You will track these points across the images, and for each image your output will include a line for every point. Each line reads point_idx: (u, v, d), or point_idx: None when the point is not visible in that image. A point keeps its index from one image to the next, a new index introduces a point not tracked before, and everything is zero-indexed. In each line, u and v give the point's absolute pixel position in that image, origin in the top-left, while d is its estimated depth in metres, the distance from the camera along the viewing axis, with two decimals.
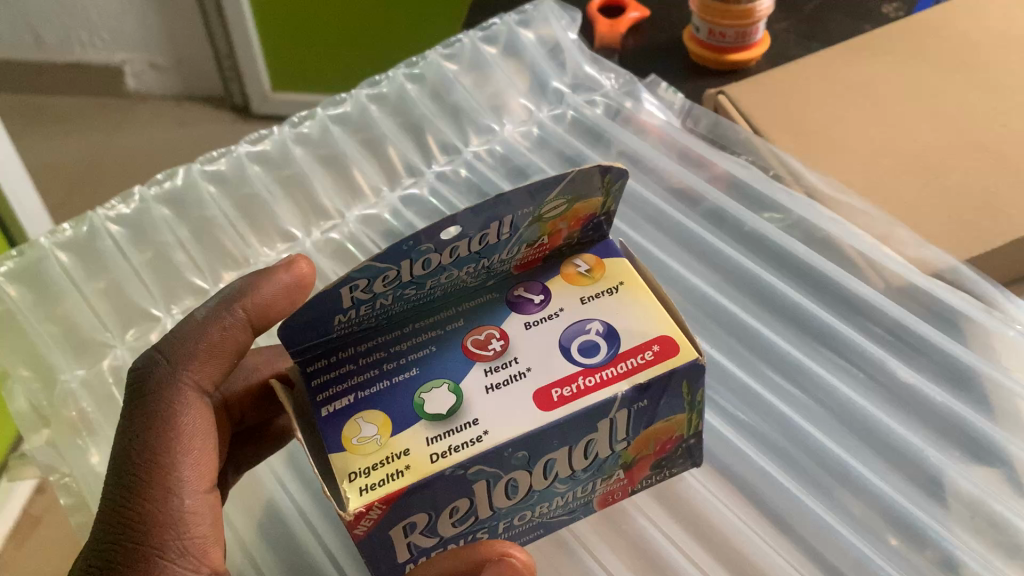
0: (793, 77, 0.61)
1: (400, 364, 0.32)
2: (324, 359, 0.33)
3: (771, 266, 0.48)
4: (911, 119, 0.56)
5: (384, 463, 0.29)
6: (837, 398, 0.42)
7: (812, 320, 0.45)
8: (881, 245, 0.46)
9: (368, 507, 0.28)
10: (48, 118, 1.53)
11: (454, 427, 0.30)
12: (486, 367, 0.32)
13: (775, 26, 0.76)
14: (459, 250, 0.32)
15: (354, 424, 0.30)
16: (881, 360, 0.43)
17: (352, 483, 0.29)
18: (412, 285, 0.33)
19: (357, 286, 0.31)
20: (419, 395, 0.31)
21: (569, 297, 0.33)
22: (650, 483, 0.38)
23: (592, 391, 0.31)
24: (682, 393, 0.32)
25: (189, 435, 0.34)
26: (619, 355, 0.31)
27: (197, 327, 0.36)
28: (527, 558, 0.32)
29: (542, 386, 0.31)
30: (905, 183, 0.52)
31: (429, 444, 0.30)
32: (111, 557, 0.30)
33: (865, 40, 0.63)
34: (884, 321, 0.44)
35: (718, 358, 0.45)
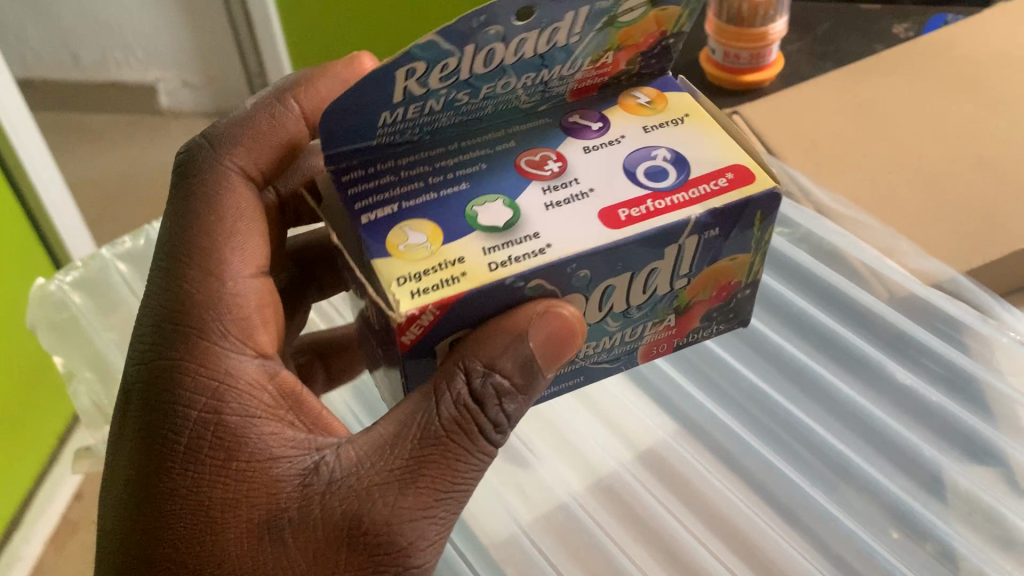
0: (803, 95, 0.64)
1: (451, 180, 0.33)
2: (363, 168, 0.34)
3: (784, 281, 0.52)
4: (916, 135, 0.59)
5: (435, 270, 0.30)
6: (842, 401, 0.45)
7: (821, 330, 0.49)
8: (884, 257, 0.50)
9: (421, 311, 0.29)
10: (86, 133, 1.57)
11: (515, 239, 0.31)
12: (544, 187, 0.33)
13: (789, 47, 0.79)
14: (524, 52, 0.32)
15: (400, 233, 0.31)
16: (881, 365, 0.46)
17: (402, 287, 0.29)
18: (467, 90, 0.33)
19: (416, 73, 0.31)
20: (473, 209, 0.32)
21: (631, 125, 0.35)
22: (694, 340, 0.39)
23: (660, 214, 0.32)
24: (753, 225, 0.33)
25: (236, 232, 0.38)
26: (689, 180, 0.33)
27: (243, 119, 0.41)
28: (578, 315, 0.32)
29: (609, 208, 0.32)
30: (907, 198, 0.55)
31: (487, 253, 0.30)
32: (161, 337, 0.35)
33: (873, 61, 0.66)
34: (886, 329, 0.48)
35: (733, 366, 0.48)
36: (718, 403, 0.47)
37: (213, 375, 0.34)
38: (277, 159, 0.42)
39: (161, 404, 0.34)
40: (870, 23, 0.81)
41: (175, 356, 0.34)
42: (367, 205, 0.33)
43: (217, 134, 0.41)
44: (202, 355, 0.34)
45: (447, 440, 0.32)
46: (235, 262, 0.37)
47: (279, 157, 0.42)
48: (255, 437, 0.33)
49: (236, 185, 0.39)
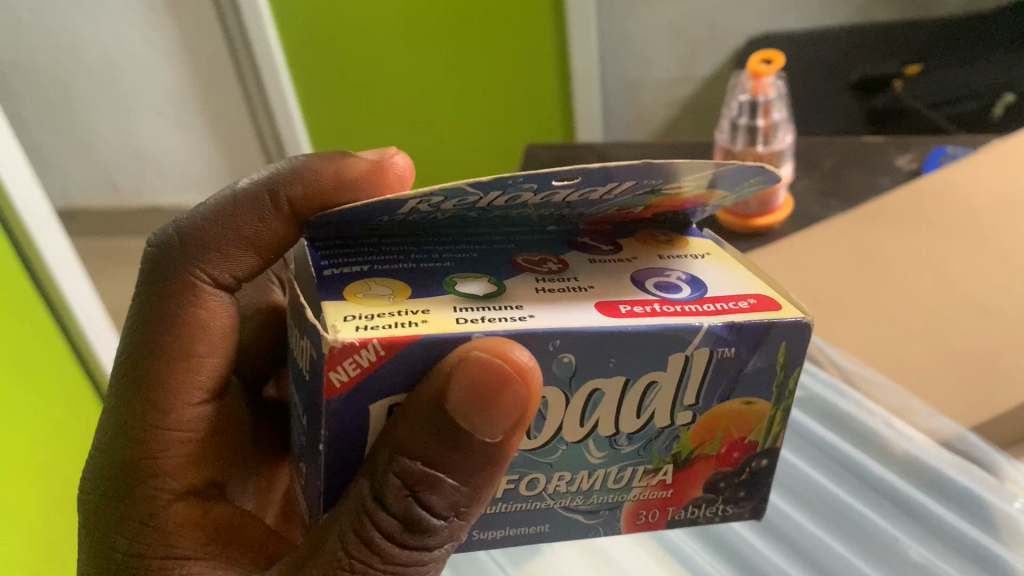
0: (811, 254, 0.66)
1: (434, 258, 0.34)
2: (345, 242, 0.35)
3: (794, 445, 0.54)
4: (919, 285, 0.61)
5: (396, 317, 0.29)
6: (855, 571, 0.47)
7: (831, 498, 0.50)
8: (893, 420, 0.53)
9: (364, 344, 0.27)
10: (122, 262, 1.57)
11: (493, 306, 0.30)
12: (538, 276, 0.33)
13: (798, 184, 0.83)
14: (553, 199, 0.32)
15: (366, 286, 0.31)
16: (893, 537, 0.48)
17: (350, 323, 0.28)
18: (478, 212, 0.34)
19: (430, 202, 0.31)
20: (451, 280, 0.32)
21: (646, 254, 0.36)
22: (693, 515, 0.36)
23: (667, 315, 0.31)
24: (778, 360, 0.32)
25: (201, 367, 0.38)
26: (710, 301, 0.32)
27: (220, 217, 0.39)
28: (524, 363, 0.28)
29: (609, 301, 0.31)
30: (915, 349, 0.57)
31: (457, 313, 0.30)
32: (118, 472, 0.37)
33: (875, 208, 0.69)
34: (896, 497, 0.50)
35: (747, 530, 0.50)
36: (733, 572, 0.48)
37: (152, 518, 0.36)
38: (250, 267, 0.40)
39: (98, 542, 0.37)
40: (875, 157, 0.84)
41: (112, 500, 0.37)
42: (327, 268, 0.33)
43: (187, 233, 0.39)
44: (136, 499, 0.37)
45: (361, 536, 0.31)
46: (189, 394, 0.38)
47: (254, 264, 0.40)
48: None
49: (204, 304, 0.38)
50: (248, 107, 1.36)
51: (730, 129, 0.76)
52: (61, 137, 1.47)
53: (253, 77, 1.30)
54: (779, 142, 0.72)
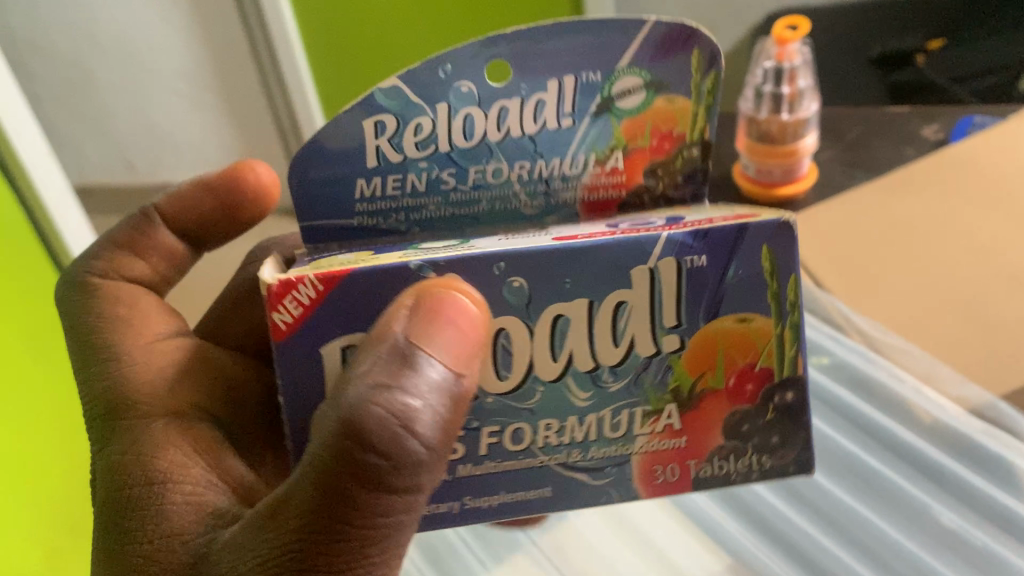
0: (836, 222, 0.65)
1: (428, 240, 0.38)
2: (343, 242, 0.39)
3: (824, 416, 0.53)
4: (946, 253, 0.60)
5: (339, 267, 0.33)
6: (889, 543, 0.46)
7: (861, 467, 0.50)
8: (922, 387, 0.51)
9: (298, 281, 0.32)
10: None
11: (447, 250, 0.34)
12: (508, 239, 0.36)
13: (821, 156, 0.81)
14: (509, 129, 0.38)
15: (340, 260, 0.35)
16: (925, 505, 0.47)
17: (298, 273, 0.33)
18: (451, 169, 0.39)
19: (397, 133, 0.37)
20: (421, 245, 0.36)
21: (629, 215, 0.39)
22: (717, 472, 0.36)
23: (621, 235, 0.33)
24: (763, 261, 0.33)
25: (133, 323, 0.42)
26: (680, 223, 0.35)
27: (107, 238, 0.47)
28: (475, 298, 0.32)
29: (561, 239, 0.35)
30: (945, 319, 0.55)
31: (407, 258, 0.34)
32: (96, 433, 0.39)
33: (900, 178, 0.68)
34: (927, 464, 0.48)
35: (779, 505, 0.49)
36: (764, 542, 0.48)
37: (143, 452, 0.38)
38: (148, 257, 0.47)
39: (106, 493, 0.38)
40: (900, 127, 0.83)
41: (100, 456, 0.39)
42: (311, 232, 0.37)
43: (86, 257, 0.46)
44: (118, 438, 0.39)
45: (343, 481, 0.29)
46: (129, 341, 0.41)
47: (151, 255, 0.47)
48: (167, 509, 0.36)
49: (106, 280, 0.44)
50: (263, 85, 1.35)
51: (755, 97, 0.74)
52: (76, 116, 1.46)
53: (268, 54, 1.29)
54: (805, 109, 0.71)
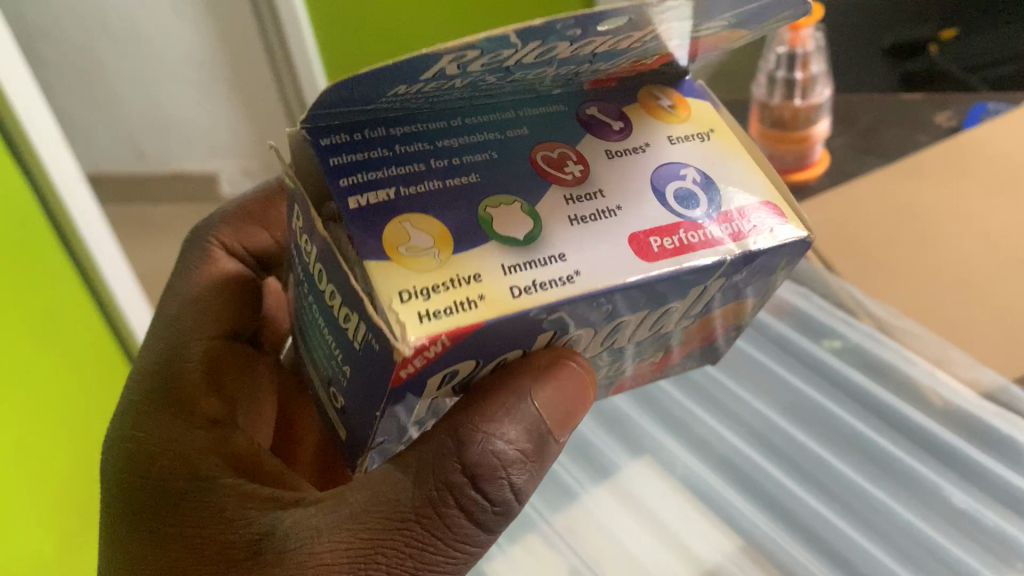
0: (848, 207, 0.65)
1: (458, 168, 0.30)
2: (348, 133, 0.30)
3: (835, 395, 0.53)
4: (959, 239, 0.60)
5: (451, 286, 0.26)
6: (897, 521, 0.46)
7: (873, 448, 0.50)
8: (935, 371, 0.52)
9: (431, 340, 0.25)
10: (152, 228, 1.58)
11: (537, 259, 0.28)
12: (568, 194, 0.30)
13: (833, 141, 0.81)
14: (592, 45, 0.28)
15: (402, 229, 0.27)
16: (937, 486, 0.47)
17: (407, 305, 0.26)
18: (498, 74, 0.29)
19: (466, 58, 0.26)
20: (485, 209, 0.29)
21: (655, 134, 0.33)
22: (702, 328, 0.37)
23: (696, 248, 0.29)
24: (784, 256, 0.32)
25: (212, 311, 0.43)
26: (726, 209, 0.31)
27: (237, 208, 0.48)
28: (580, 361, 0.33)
29: (638, 231, 0.29)
30: (957, 304, 0.56)
31: (507, 273, 0.27)
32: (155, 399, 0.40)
33: (913, 164, 0.68)
34: (939, 446, 0.49)
35: (787, 481, 0.50)
36: (772, 520, 0.48)
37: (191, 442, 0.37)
38: (262, 245, 0.47)
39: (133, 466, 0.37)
40: (913, 114, 0.82)
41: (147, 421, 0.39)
42: (343, 162, 0.29)
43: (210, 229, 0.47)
44: (170, 418, 0.38)
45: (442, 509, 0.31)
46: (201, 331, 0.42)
47: (264, 242, 0.47)
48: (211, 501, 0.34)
49: (218, 261, 0.45)
50: (275, 74, 1.35)
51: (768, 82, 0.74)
52: (90, 102, 1.47)
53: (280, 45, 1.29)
54: (817, 95, 0.71)
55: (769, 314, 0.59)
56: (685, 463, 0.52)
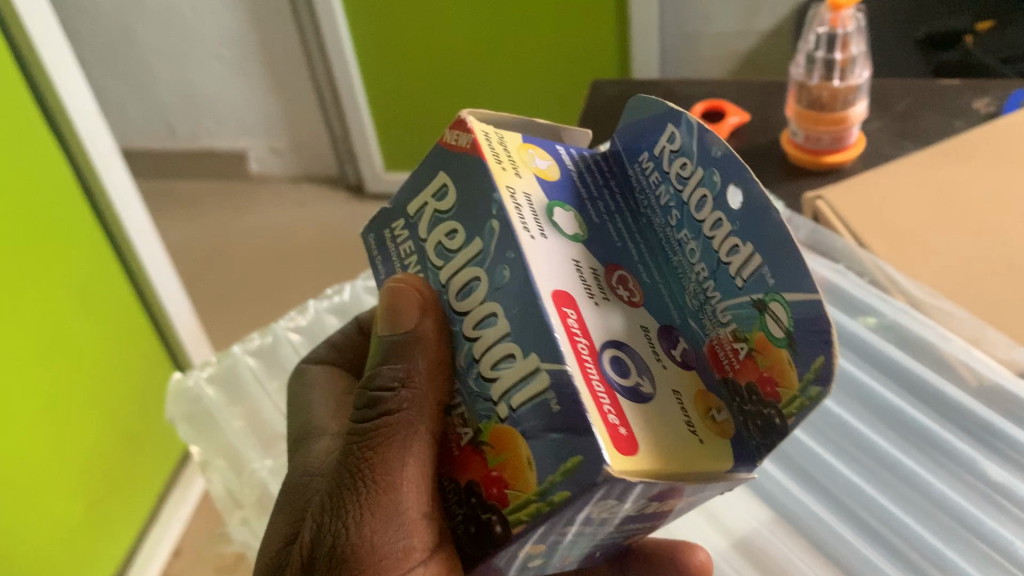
0: (883, 180, 0.64)
1: (596, 215, 0.32)
2: (613, 164, 0.35)
3: (870, 367, 0.54)
4: (995, 217, 0.59)
5: (510, 159, 0.31)
6: (934, 494, 0.48)
7: (909, 421, 0.51)
8: (972, 346, 0.52)
9: (473, 130, 0.31)
10: (181, 200, 1.59)
11: (543, 233, 0.29)
12: (576, 254, 0.30)
13: (869, 125, 0.81)
14: (705, 208, 0.31)
15: (551, 168, 0.32)
16: (973, 459, 0.48)
17: (488, 131, 0.31)
18: (675, 213, 0.32)
19: (674, 146, 0.32)
20: (560, 203, 0.31)
21: (676, 376, 0.31)
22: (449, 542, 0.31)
23: (569, 329, 0.27)
24: (558, 469, 0.26)
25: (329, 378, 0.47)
26: (610, 407, 0.27)
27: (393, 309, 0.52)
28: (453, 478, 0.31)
29: (567, 291, 0.28)
30: (992, 283, 0.55)
31: (517, 196, 0.29)
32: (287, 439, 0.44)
33: (954, 145, 0.66)
34: (975, 419, 0.50)
35: (824, 455, 0.52)
36: (817, 498, 0.51)
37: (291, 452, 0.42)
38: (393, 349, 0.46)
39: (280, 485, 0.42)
40: (950, 99, 0.82)
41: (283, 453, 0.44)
42: (588, 163, 0.34)
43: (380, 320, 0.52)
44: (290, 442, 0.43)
45: (353, 447, 0.34)
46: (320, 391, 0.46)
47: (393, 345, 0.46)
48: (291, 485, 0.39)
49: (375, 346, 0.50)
50: (304, 47, 1.37)
51: (806, 63, 0.74)
52: (123, 75, 1.50)
53: (310, 17, 1.31)
54: (856, 76, 0.71)
55: None
56: None
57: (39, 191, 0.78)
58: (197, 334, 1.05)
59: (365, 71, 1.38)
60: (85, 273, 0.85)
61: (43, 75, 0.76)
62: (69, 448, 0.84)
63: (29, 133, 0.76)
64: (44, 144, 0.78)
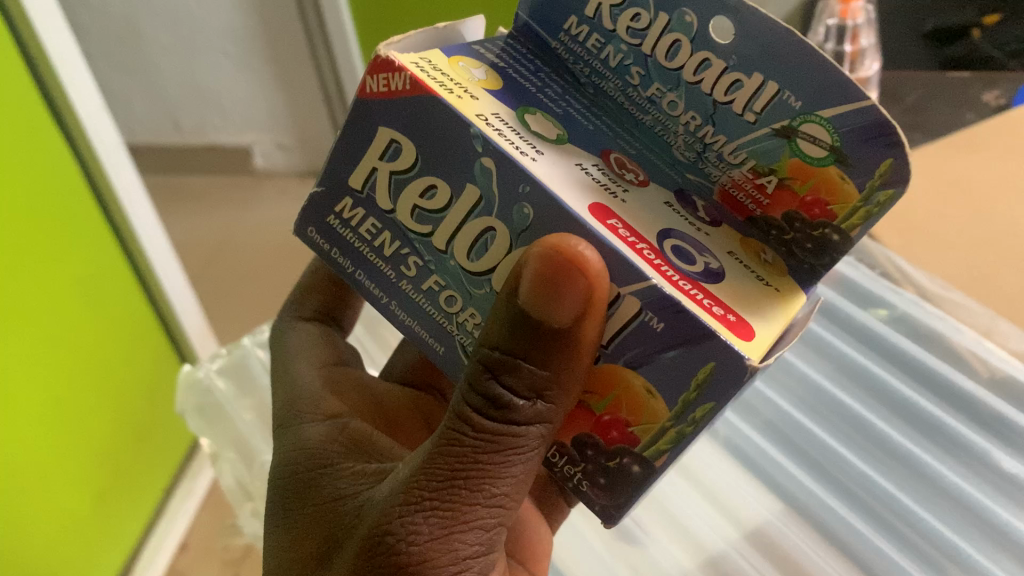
0: None
1: (556, 105, 0.36)
2: (539, 53, 0.38)
3: (881, 359, 0.55)
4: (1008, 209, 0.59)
5: (458, 89, 0.33)
6: (946, 484, 0.48)
7: (921, 412, 0.51)
8: (984, 339, 0.53)
9: (399, 69, 0.32)
10: (186, 195, 1.59)
11: (529, 142, 0.32)
12: (590, 169, 0.33)
13: None
14: (669, 63, 0.33)
15: (495, 78, 0.35)
16: (986, 452, 0.49)
17: (423, 67, 0.33)
18: (635, 72, 0.35)
19: (607, 8, 0.34)
20: (535, 116, 0.34)
21: (728, 245, 0.33)
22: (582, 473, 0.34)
23: (630, 245, 0.30)
24: (694, 378, 0.29)
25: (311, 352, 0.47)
26: (699, 289, 0.30)
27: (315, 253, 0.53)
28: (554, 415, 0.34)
29: (604, 207, 0.31)
30: (1007, 278, 0.56)
31: (495, 120, 0.32)
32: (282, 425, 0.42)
33: (967, 137, 0.66)
34: (988, 412, 0.51)
35: (835, 446, 0.52)
36: (831, 492, 0.50)
37: (303, 444, 0.40)
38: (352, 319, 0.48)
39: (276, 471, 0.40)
40: (959, 90, 0.82)
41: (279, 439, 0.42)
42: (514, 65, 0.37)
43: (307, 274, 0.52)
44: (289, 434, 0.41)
45: (458, 438, 0.31)
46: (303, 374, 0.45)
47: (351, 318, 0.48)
48: (326, 482, 0.37)
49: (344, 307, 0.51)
50: (310, 43, 1.37)
51: (815, 55, 0.74)
52: (128, 71, 1.50)
53: (315, 13, 1.31)
54: (865, 68, 0.71)
55: (813, 281, 0.60)
56: (728, 424, 0.55)
57: (46, 184, 0.78)
58: (202, 329, 1.05)
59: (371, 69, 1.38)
60: (89, 267, 0.85)
61: (49, 68, 0.76)
62: (77, 441, 0.84)
63: (34, 126, 0.76)
64: (49, 137, 0.78)
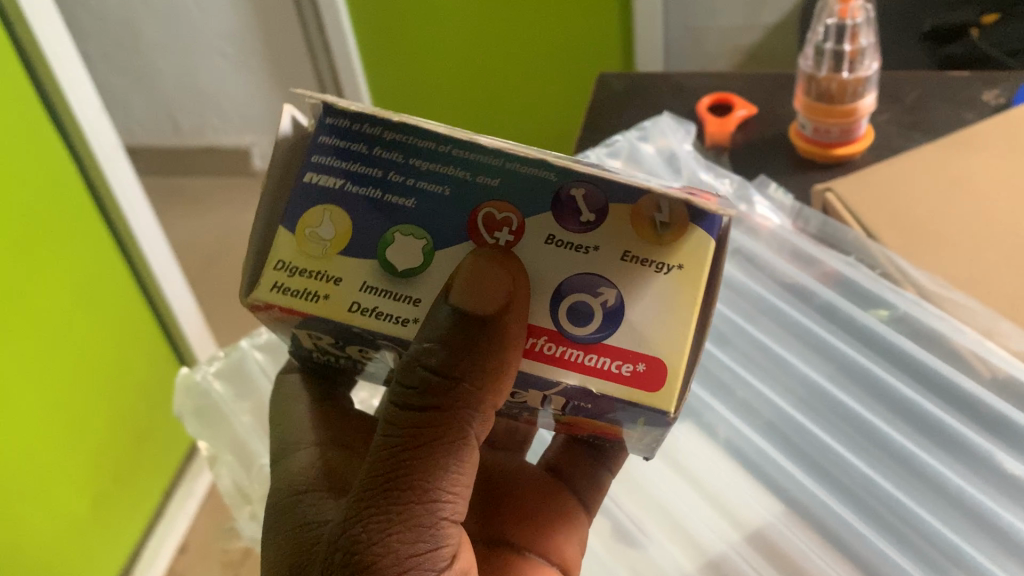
0: (898, 171, 0.63)
1: (402, 188, 0.29)
2: (351, 123, 0.29)
3: (881, 360, 0.55)
4: (1009, 208, 0.58)
5: (313, 275, 0.29)
6: (948, 485, 0.48)
7: (922, 413, 0.51)
8: (985, 341, 0.53)
9: (269, 304, 0.29)
10: (185, 196, 1.59)
11: (400, 292, 0.29)
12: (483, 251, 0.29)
13: (878, 117, 0.80)
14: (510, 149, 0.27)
15: (319, 216, 0.29)
16: (989, 453, 0.49)
17: (275, 271, 0.29)
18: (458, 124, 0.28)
19: None
20: (393, 233, 0.29)
21: (622, 239, 0.29)
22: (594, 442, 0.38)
23: (534, 360, 0.29)
24: (637, 421, 0.30)
25: None
26: (601, 351, 0.29)
27: None
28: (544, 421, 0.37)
29: None
30: (1007, 275, 0.54)
31: (361, 291, 0.29)
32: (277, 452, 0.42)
33: (966, 137, 0.65)
34: (990, 413, 0.50)
35: (836, 447, 0.52)
36: (833, 493, 0.50)
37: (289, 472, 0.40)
38: None
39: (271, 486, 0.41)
40: (960, 90, 0.82)
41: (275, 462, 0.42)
42: (325, 152, 0.29)
43: None
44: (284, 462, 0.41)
45: (393, 445, 0.29)
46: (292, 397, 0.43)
47: None
48: (299, 509, 0.37)
49: None
50: (308, 44, 1.37)
51: (815, 54, 0.73)
52: (126, 73, 1.50)
53: (313, 14, 1.31)
54: (865, 68, 0.71)
55: (813, 281, 0.60)
56: (728, 425, 0.55)
57: (45, 185, 0.78)
58: (202, 330, 1.05)
59: (368, 70, 1.38)
60: (88, 270, 0.85)
61: (46, 70, 0.75)
62: (76, 443, 0.84)
63: (33, 131, 0.76)
64: (47, 141, 0.78)
